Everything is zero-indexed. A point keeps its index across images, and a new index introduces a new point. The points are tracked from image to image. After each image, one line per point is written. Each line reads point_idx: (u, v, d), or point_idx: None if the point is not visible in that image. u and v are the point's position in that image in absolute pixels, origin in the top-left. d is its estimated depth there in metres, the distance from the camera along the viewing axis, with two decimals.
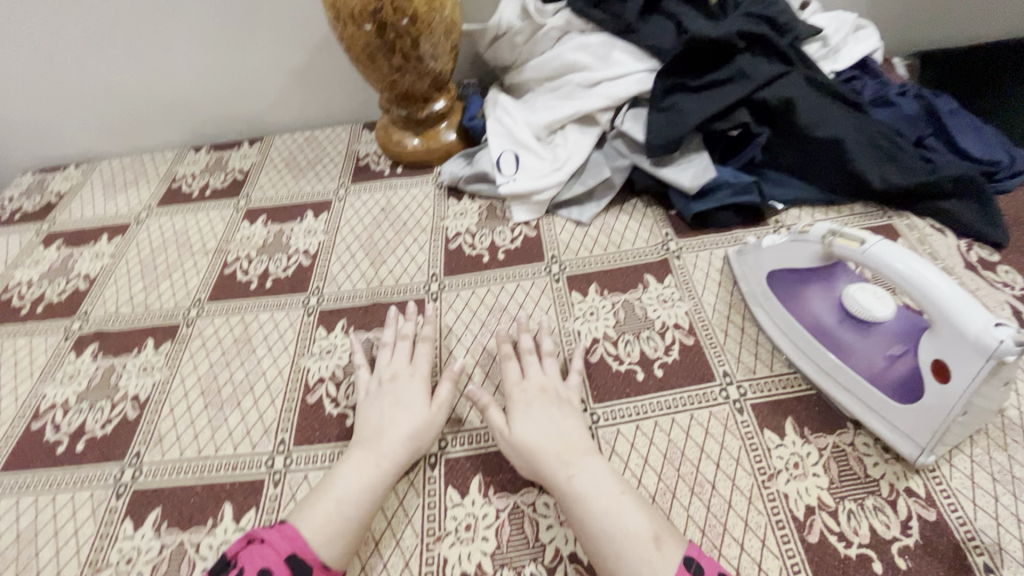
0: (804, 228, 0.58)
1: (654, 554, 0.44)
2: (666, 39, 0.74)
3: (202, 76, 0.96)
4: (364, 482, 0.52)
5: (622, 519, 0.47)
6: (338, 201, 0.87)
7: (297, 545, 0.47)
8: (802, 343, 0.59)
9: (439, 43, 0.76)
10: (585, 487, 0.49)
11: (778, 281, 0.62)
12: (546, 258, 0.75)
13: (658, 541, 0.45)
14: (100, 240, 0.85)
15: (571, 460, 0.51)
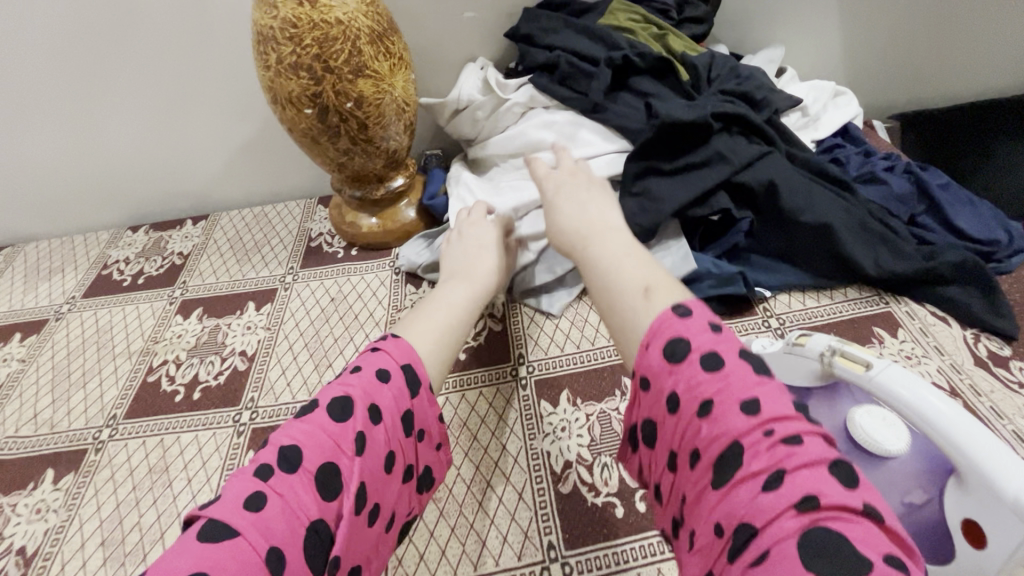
0: (800, 339, 0.50)
1: (642, 303, 0.41)
2: (636, 118, 0.69)
3: (141, 152, 0.88)
4: (464, 299, 0.56)
5: (622, 278, 0.44)
6: (284, 290, 0.79)
7: (410, 358, 0.46)
8: None
9: (391, 124, 0.69)
10: (596, 253, 0.49)
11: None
12: (512, 358, 0.67)
13: (648, 292, 0.42)
14: (10, 342, 0.75)
15: (587, 234, 0.51)
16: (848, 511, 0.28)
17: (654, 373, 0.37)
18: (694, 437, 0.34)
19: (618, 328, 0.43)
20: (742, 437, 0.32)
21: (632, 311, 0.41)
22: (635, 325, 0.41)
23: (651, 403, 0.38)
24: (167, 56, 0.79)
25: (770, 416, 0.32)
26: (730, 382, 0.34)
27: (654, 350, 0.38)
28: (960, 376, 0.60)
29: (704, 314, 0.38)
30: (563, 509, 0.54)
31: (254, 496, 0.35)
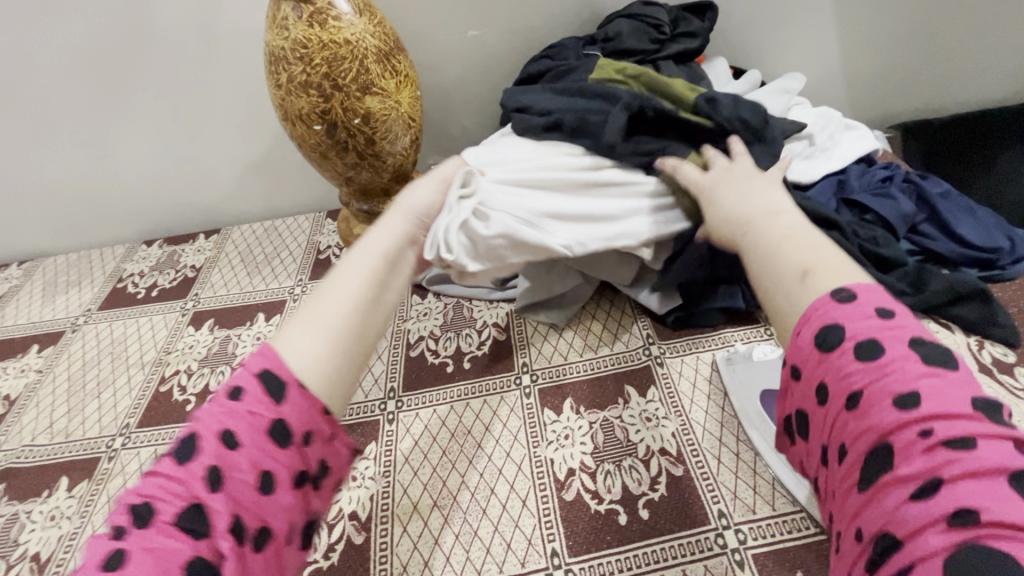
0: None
1: (800, 288, 0.36)
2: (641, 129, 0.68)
3: (156, 168, 0.91)
4: (358, 275, 0.43)
5: (798, 255, 0.37)
6: (293, 301, 0.80)
7: (270, 361, 0.37)
8: None
9: (397, 139, 0.71)
10: (756, 239, 0.41)
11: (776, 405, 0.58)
12: (516, 367, 0.68)
13: (806, 273, 0.36)
14: (28, 353, 0.78)
15: (752, 218, 0.43)
16: (1013, 530, 0.26)
17: (800, 358, 0.34)
18: (843, 432, 0.31)
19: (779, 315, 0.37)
20: (900, 437, 0.29)
21: (785, 296, 0.36)
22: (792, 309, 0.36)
23: (803, 395, 0.34)
24: (183, 77, 0.83)
25: (935, 418, 0.28)
26: (895, 373, 0.30)
27: (806, 333, 0.34)
28: None
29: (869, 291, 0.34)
30: (566, 515, 0.54)
31: (110, 558, 0.30)
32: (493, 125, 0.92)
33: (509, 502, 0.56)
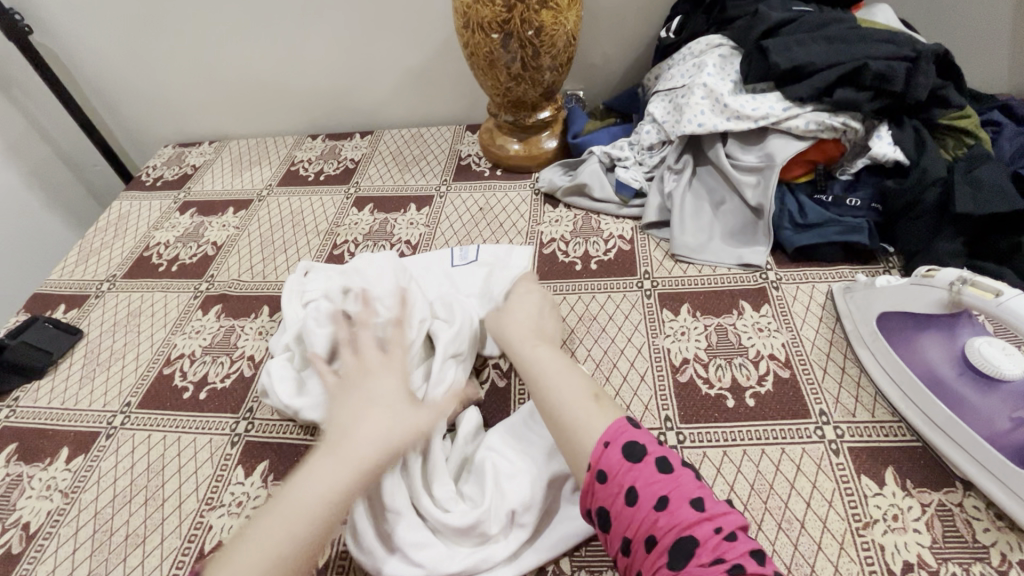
0: (931, 271, 0.55)
1: (595, 411, 0.48)
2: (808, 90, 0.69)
3: (329, 68, 1.04)
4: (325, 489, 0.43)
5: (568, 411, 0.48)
6: (439, 197, 0.92)
7: None
8: (913, 393, 0.56)
9: (559, 55, 0.78)
10: (540, 356, 0.55)
11: (889, 330, 0.60)
12: (639, 273, 0.76)
13: (598, 399, 0.49)
14: (227, 213, 0.94)
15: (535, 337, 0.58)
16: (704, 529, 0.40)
17: (613, 470, 0.42)
18: (649, 526, 0.40)
19: (568, 421, 0.48)
20: (694, 528, 0.38)
21: (584, 415, 0.48)
22: (584, 428, 0.46)
23: (605, 495, 0.42)
24: None
25: (715, 512, 0.39)
26: (676, 484, 0.41)
27: (614, 450, 0.43)
28: None
29: (616, 435, 0.44)
30: (679, 393, 0.63)
31: None
32: (633, 55, 0.96)
33: (629, 377, 0.65)
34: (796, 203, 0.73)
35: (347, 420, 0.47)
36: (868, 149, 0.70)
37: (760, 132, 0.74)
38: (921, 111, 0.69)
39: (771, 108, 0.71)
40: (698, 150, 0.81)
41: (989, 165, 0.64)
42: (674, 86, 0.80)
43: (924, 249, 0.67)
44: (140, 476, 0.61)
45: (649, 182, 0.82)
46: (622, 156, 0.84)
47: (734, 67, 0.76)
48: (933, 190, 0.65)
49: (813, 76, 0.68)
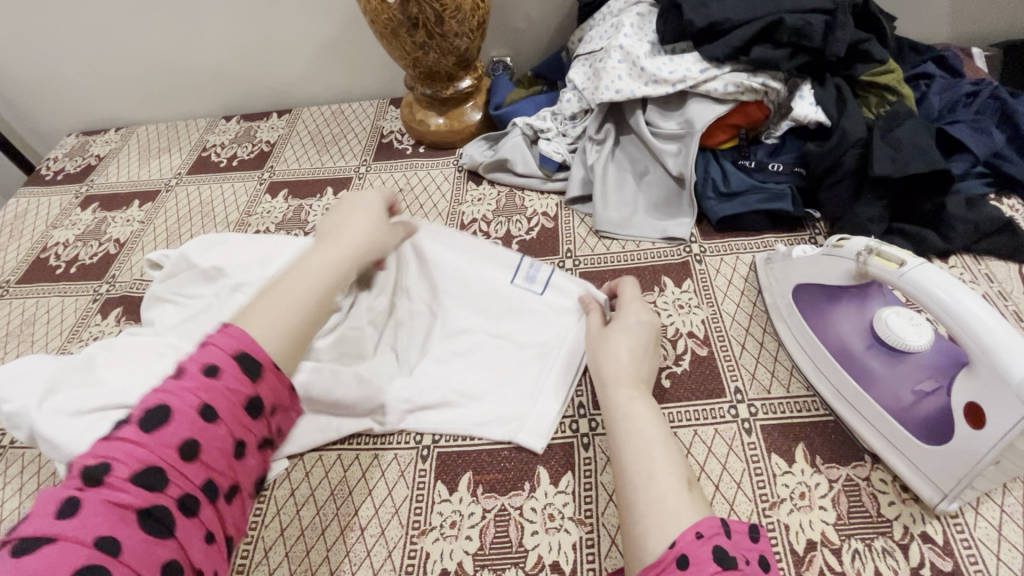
0: (842, 241, 0.53)
1: (687, 497, 0.41)
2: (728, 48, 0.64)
3: (234, 43, 0.96)
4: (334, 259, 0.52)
5: (651, 445, 0.45)
6: (358, 178, 0.86)
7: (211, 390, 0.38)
8: (825, 366, 0.55)
9: (467, 19, 0.73)
10: (642, 412, 0.48)
11: (805, 303, 0.57)
12: (560, 252, 0.72)
13: (689, 483, 0.42)
14: (132, 206, 0.88)
15: (639, 389, 0.50)
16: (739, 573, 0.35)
17: (697, 564, 0.35)
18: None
19: (645, 497, 0.41)
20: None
21: (676, 500, 0.41)
22: (676, 513, 0.40)
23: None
24: None
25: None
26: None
27: (706, 546, 0.36)
28: (1005, 302, 0.60)
29: (712, 531, 0.37)
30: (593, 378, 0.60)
31: (65, 505, 0.32)
32: (558, 16, 0.90)
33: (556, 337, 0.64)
34: (720, 170, 0.70)
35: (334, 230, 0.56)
36: (791, 110, 0.67)
37: (680, 96, 0.70)
38: (843, 67, 0.66)
39: (688, 70, 0.67)
40: (621, 118, 0.76)
41: (909, 123, 0.62)
42: (594, 51, 0.75)
43: (846, 214, 0.64)
44: (29, 498, 0.58)
45: (572, 154, 0.78)
46: (545, 127, 0.79)
47: (653, 26, 0.72)
48: (852, 152, 0.63)
49: (729, 34, 0.64)
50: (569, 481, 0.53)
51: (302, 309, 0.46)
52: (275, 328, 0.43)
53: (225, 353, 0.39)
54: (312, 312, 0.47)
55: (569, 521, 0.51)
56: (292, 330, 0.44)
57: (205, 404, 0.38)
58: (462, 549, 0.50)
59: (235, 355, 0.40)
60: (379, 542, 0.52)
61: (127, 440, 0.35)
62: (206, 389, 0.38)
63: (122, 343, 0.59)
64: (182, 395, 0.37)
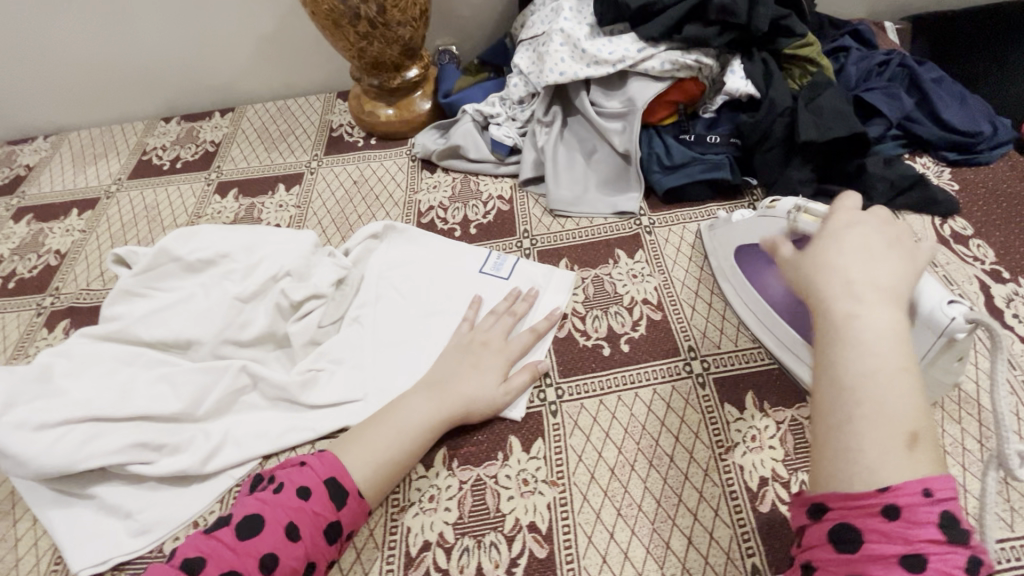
0: (773, 203, 0.57)
1: (904, 456, 0.34)
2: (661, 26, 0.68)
3: (168, 41, 0.94)
4: (427, 416, 0.54)
5: (888, 390, 0.35)
6: (310, 173, 0.86)
7: (332, 472, 0.48)
8: (767, 318, 0.59)
9: (408, 7, 0.73)
10: (869, 334, 0.36)
11: (749, 264, 0.62)
12: (518, 232, 0.74)
13: (914, 439, 0.34)
14: (70, 215, 0.84)
15: (863, 297, 0.38)
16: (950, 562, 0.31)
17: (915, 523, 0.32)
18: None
19: (845, 439, 0.35)
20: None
21: (883, 457, 0.34)
22: (873, 470, 0.34)
23: (881, 531, 0.33)
24: None
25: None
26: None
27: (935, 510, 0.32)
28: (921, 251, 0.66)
29: (946, 494, 0.32)
30: (558, 348, 0.63)
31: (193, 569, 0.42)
32: (499, 3, 0.92)
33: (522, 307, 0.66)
34: (663, 145, 0.73)
35: (450, 369, 0.58)
36: (724, 85, 0.71)
37: (621, 77, 0.74)
38: (768, 41, 0.70)
39: (626, 50, 0.70)
40: (568, 100, 0.79)
41: (829, 91, 0.67)
42: (536, 35, 0.77)
43: (778, 179, 0.69)
44: None
45: (522, 137, 0.80)
46: (494, 113, 0.81)
47: (590, 9, 0.74)
48: (780, 121, 0.68)
49: (662, 14, 0.68)
50: (540, 447, 0.56)
51: (383, 461, 0.51)
52: (365, 469, 0.50)
53: (318, 477, 0.48)
54: (392, 468, 0.51)
55: (542, 483, 0.54)
56: (377, 480, 0.50)
57: (303, 492, 0.47)
58: (442, 520, 0.52)
59: (326, 480, 0.48)
60: (359, 523, 0.53)
61: (225, 548, 0.43)
62: (303, 513, 0.46)
63: (82, 351, 0.59)
64: (279, 511, 0.45)
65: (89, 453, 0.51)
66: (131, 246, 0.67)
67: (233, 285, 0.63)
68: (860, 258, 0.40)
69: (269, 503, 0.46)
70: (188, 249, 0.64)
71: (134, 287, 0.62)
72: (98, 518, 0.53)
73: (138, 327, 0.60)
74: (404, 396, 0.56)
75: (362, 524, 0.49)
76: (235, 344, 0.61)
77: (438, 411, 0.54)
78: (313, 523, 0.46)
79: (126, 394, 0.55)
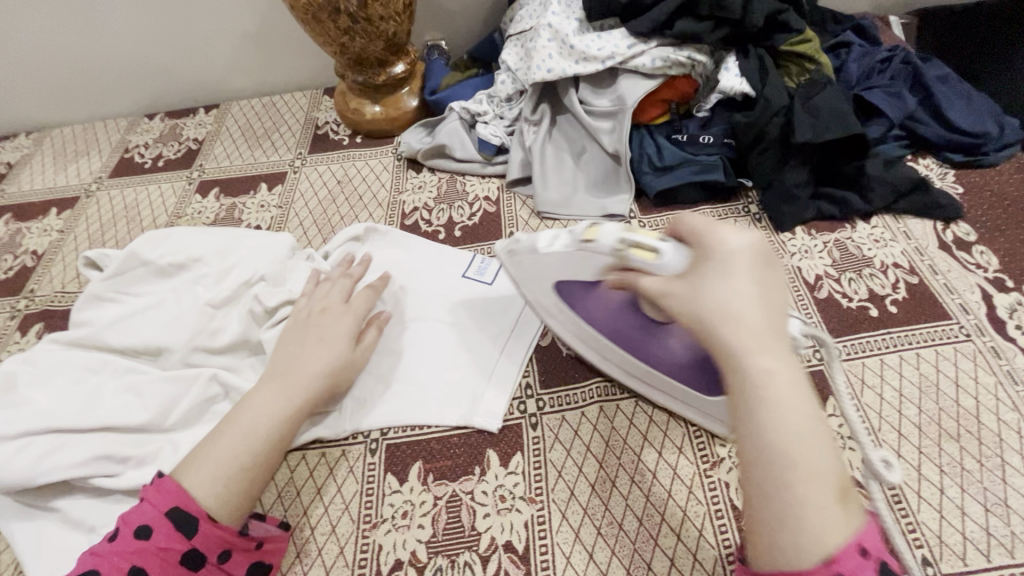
0: (590, 233, 0.45)
1: (839, 514, 0.32)
2: (653, 21, 0.65)
3: (150, 36, 0.91)
4: (272, 415, 0.50)
5: (815, 449, 0.33)
6: (293, 172, 0.83)
7: (175, 500, 0.43)
8: (608, 352, 0.55)
9: (390, 1, 0.71)
10: (783, 390, 0.34)
11: (569, 296, 0.52)
12: (503, 235, 0.72)
13: (843, 496, 0.32)
14: (49, 215, 0.82)
15: (765, 346, 0.35)
16: None
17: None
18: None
19: (782, 502, 0.32)
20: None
21: (822, 517, 0.31)
22: (819, 537, 0.31)
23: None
24: None
25: None
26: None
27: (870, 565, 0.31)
28: (921, 258, 0.63)
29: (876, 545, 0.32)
30: (541, 358, 0.61)
31: None
32: None
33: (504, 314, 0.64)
34: (655, 145, 0.71)
35: (289, 361, 0.55)
36: (718, 83, 0.68)
37: (612, 74, 0.71)
38: (764, 37, 0.67)
39: (616, 46, 0.67)
40: (556, 98, 0.76)
41: (828, 90, 0.64)
42: (524, 30, 0.75)
43: (774, 182, 0.66)
44: None
45: (510, 137, 0.78)
46: (481, 111, 0.78)
47: (580, 2, 0.72)
48: (776, 121, 0.64)
49: (653, 8, 0.65)
50: (519, 462, 0.54)
51: (239, 470, 0.47)
52: (215, 486, 0.45)
53: (157, 510, 0.43)
54: (257, 471, 0.48)
55: (519, 500, 0.52)
56: (232, 493, 0.46)
57: (146, 530, 0.42)
58: (415, 538, 0.50)
59: (168, 511, 0.43)
60: (330, 540, 0.51)
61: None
62: (144, 553, 0.41)
63: (49, 358, 0.57)
64: (124, 555, 0.41)
65: (51, 466, 0.49)
66: (104, 249, 0.65)
67: (205, 290, 0.61)
68: (751, 293, 0.37)
69: (106, 554, 0.41)
70: (159, 253, 0.62)
71: (103, 292, 0.60)
72: (61, 532, 0.51)
73: (107, 333, 0.58)
74: (251, 395, 0.52)
75: (233, 544, 0.44)
76: (206, 352, 0.59)
77: (284, 409, 0.51)
78: (162, 561, 0.41)
79: (92, 405, 0.54)
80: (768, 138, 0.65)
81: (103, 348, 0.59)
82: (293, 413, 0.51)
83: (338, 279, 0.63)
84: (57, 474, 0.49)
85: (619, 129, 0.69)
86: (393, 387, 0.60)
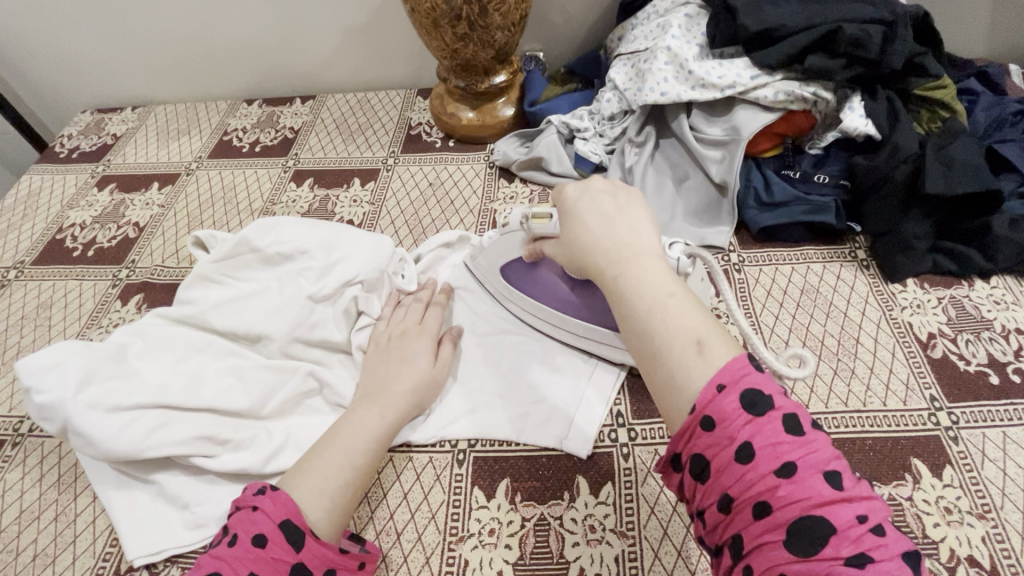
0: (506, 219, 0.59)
1: (697, 362, 0.36)
2: (782, 53, 0.63)
3: (260, 28, 0.94)
4: (370, 433, 0.51)
5: (669, 320, 0.38)
6: (386, 170, 0.84)
7: (290, 511, 0.44)
8: (556, 319, 0.61)
9: (509, 11, 0.71)
10: (632, 283, 0.41)
11: (512, 273, 0.63)
12: None
13: (700, 345, 0.37)
14: (150, 189, 0.85)
15: (623, 258, 0.43)
16: (777, 443, 0.32)
17: (725, 419, 0.33)
18: (763, 491, 0.31)
19: (658, 376, 0.38)
20: (831, 509, 0.30)
21: (684, 369, 0.36)
22: (687, 387, 0.36)
23: (709, 444, 0.34)
24: None
25: (810, 438, 0.32)
26: (809, 451, 0.32)
27: (732, 396, 0.34)
28: None
29: (738, 377, 0.34)
30: (633, 387, 0.60)
31: None
32: (595, 13, 0.88)
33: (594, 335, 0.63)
34: (762, 179, 0.69)
35: (382, 379, 0.55)
36: (839, 121, 0.66)
37: (726, 102, 0.69)
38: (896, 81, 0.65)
39: (738, 76, 0.66)
40: (661, 120, 0.75)
41: (962, 140, 0.61)
42: (634, 51, 0.74)
43: (891, 230, 0.64)
44: (51, 489, 0.56)
45: (609, 155, 0.76)
46: (582, 127, 0.77)
47: (700, 28, 0.71)
48: (903, 167, 0.62)
49: (784, 41, 0.63)
50: (610, 492, 0.52)
51: (344, 482, 0.48)
52: (324, 498, 0.46)
53: (272, 521, 0.43)
54: (356, 484, 0.49)
55: (610, 533, 0.50)
56: (338, 507, 0.47)
57: (257, 539, 0.42)
58: (502, 557, 0.49)
59: (281, 523, 0.43)
60: (415, 548, 0.50)
61: None
62: (261, 562, 0.41)
63: (157, 332, 0.58)
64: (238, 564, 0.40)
65: (159, 441, 0.51)
66: (211, 230, 0.67)
67: (308, 282, 0.62)
68: (609, 228, 0.45)
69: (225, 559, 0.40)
70: (268, 241, 0.63)
71: (212, 274, 0.62)
72: (156, 505, 0.52)
73: (213, 314, 0.60)
74: (347, 413, 0.53)
75: (337, 564, 0.44)
76: (304, 343, 0.60)
77: (384, 429, 0.52)
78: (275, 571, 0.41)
79: (198, 383, 0.55)
80: (890, 183, 0.63)
81: (205, 329, 0.60)
82: (385, 434, 0.52)
83: (412, 302, 0.62)
84: (160, 450, 0.51)
85: (726, 165, 0.67)
86: (481, 400, 0.59)
